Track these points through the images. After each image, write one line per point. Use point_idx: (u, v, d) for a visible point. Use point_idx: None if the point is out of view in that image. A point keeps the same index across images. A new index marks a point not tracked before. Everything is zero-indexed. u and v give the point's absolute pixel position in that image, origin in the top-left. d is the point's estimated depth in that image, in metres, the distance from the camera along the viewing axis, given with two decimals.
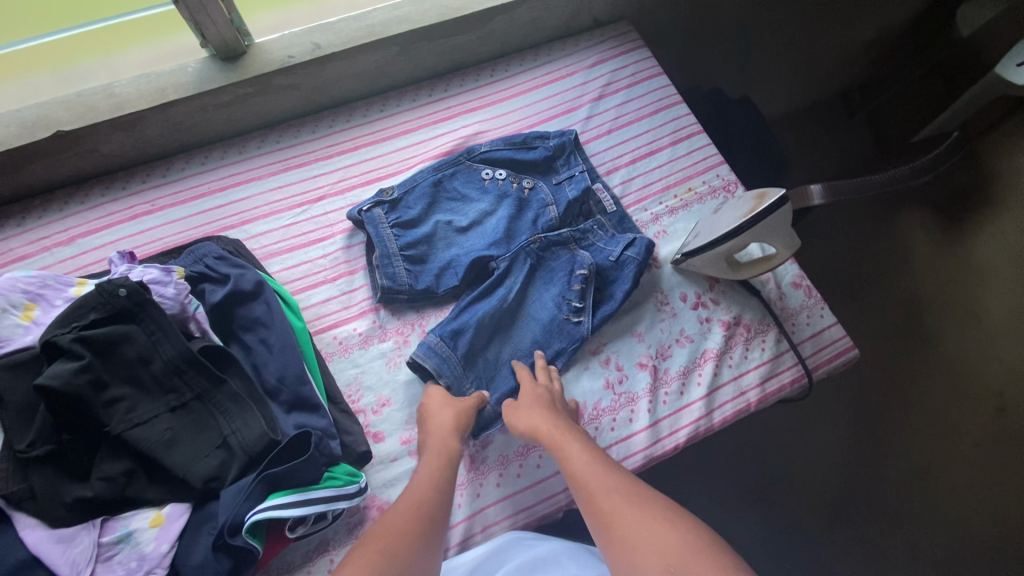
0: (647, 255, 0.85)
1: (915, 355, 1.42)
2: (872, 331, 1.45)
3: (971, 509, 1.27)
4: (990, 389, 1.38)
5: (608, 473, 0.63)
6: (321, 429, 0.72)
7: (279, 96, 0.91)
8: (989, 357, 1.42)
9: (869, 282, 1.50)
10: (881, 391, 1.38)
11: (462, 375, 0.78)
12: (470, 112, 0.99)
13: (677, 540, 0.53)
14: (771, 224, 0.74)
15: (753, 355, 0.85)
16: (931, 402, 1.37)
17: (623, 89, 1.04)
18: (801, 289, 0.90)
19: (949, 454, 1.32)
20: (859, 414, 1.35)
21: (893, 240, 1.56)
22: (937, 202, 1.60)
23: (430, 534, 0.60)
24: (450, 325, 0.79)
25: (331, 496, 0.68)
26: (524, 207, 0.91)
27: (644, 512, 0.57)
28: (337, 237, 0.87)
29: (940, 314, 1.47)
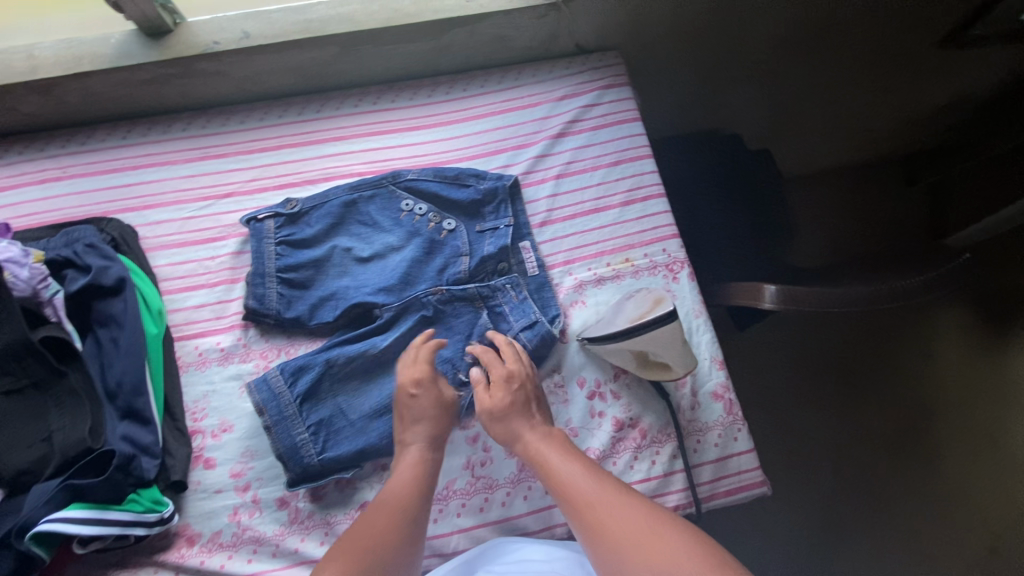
0: (542, 345, 0.77)
1: (900, 478, 1.24)
2: (855, 438, 1.27)
3: None
4: (987, 527, 1.21)
5: (596, 480, 0.63)
6: (144, 444, 0.69)
7: (208, 81, 0.86)
8: (996, 492, 1.23)
9: (875, 381, 1.31)
10: (847, 508, 1.22)
11: (294, 417, 0.71)
12: (409, 130, 0.91)
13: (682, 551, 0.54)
14: (658, 337, 0.64)
15: (640, 468, 0.75)
16: (905, 533, 1.20)
17: (587, 130, 0.92)
18: (721, 401, 0.78)
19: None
20: (811, 529, 1.20)
21: (920, 335, 1.33)
22: (989, 297, 1.34)
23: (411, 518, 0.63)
24: (293, 362, 0.73)
25: (128, 520, 0.66)
26: (435, 251, 0.84)
27: (648, 519, 0.58)
28: (230, 240, 0.82)
29: (949, 435, 1.27)
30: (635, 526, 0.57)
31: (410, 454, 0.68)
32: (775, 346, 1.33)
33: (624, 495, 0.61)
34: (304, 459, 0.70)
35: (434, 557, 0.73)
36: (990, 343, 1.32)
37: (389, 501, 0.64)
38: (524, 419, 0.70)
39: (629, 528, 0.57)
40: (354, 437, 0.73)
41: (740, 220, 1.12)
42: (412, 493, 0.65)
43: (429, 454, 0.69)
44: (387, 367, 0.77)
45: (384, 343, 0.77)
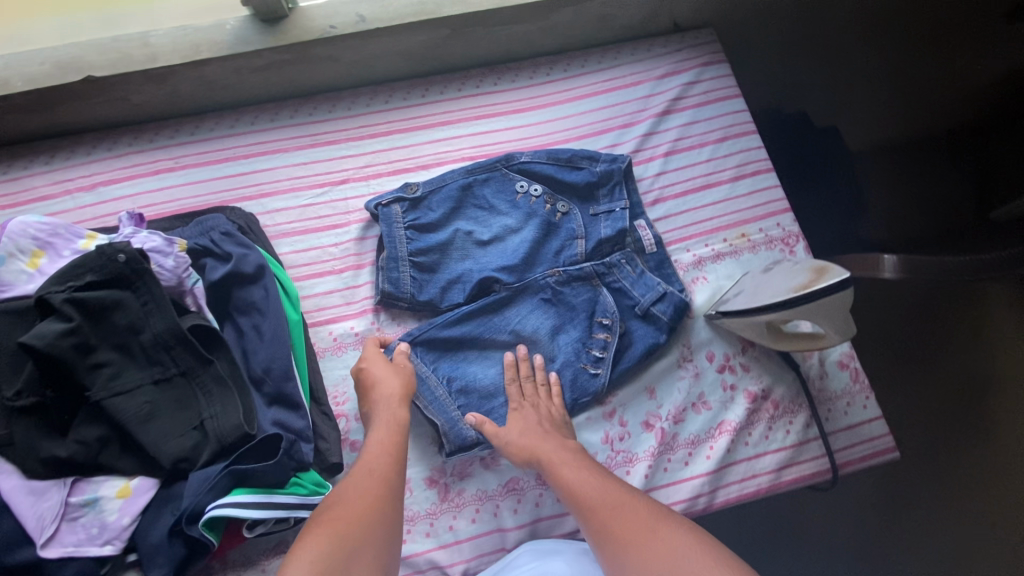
0: (675, 314, 0.79)
1: (988, 461, 1.13)
2: (923, 414, 1.16)
3: None
4: None
5: (607, 483, 0.64)
6: (297, 429, 0.70)
7: (319, 67, 0.86)
8: None
9: (971, 377, 1.17)
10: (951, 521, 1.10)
11: (446, 397, 0.74)
12: (515, 113, 0.91)
13: (693, 546, 0.55)
14: (823, 305, 0.63)
15: (775, 437, 0.76)
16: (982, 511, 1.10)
17: (692, 107, 0.92)
18: (847, 370, 0.79)
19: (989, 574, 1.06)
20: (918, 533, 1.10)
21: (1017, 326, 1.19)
22: None
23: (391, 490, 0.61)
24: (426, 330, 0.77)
25: (293, 503, 0.66)
26: (552, 233, 0.84)
27: (663, 518, 0.59)
28: (352, 226, 0.83)
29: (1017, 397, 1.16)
30: (646, 524, 0.58)
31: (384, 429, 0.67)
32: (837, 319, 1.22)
33: (639, 497, 0.63)
34: (463, 433, 0.72)
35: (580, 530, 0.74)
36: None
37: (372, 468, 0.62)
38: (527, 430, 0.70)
39: (642, 524, 0.58)
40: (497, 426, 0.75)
41: (816, 202, 1.17)
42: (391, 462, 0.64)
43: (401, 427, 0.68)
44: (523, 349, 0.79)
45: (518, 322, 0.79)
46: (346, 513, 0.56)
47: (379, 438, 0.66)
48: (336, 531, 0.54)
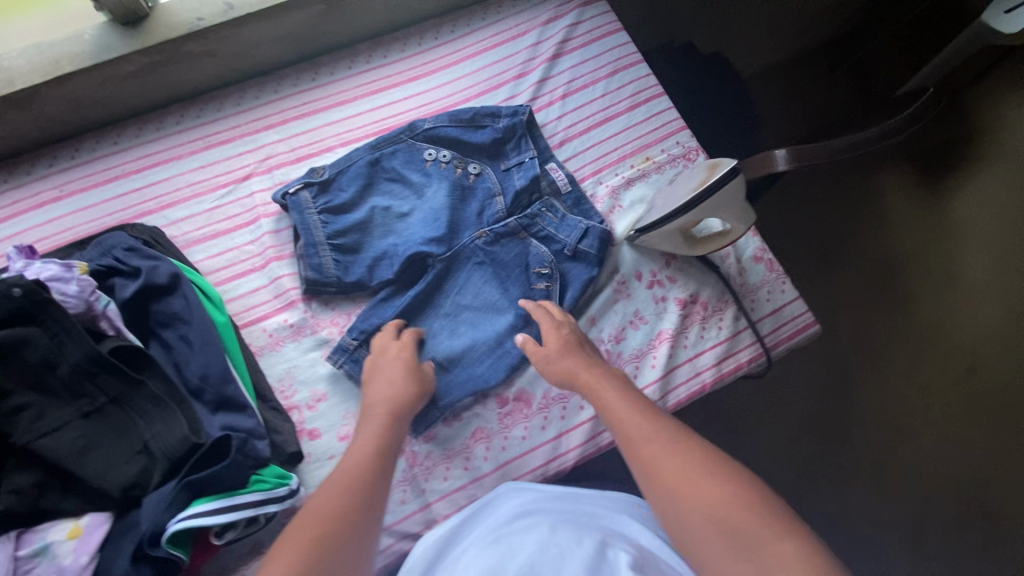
0: (600, 247, 0.82)
1: (891, 314, 1.60)
2: (852, 303, 1.61)
3: (940, 458, 1.48)
4: (962, 349, 1.58)
5: (653, 421, 0.62)
6: (248, 429, 0.69)
7: (195, 65, 0.82)
8: (964, 318, 1.60)
9: (854, 251, 1.66)
10: (844, 366, 1.55)
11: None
12: (411, 81, 0.91)
13: (731, 499, 0.52)
14: (721, 198, 0.72)
15: (710, 335, 0.82)
16: (908, 368, 1.55)
17: (579, 48, 0.95)
18: (762, 262, 0.85)
19: (920, 415, 1.52)
20: (834, 387, 1.53)
21: (876, 202, 1.69)
22: (920, 162, 1.73)
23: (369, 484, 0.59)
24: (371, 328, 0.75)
25: (259, 500, 0.65)
26: (469, 196, 0.85)
27: (698, 464, 0.56)
28: (262, 221, 0.80)
29: (912, 279, 1.63)
30: (681, 473, 0.56)
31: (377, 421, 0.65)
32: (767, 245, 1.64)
33: (678, 439, 0.60)
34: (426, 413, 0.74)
35: (550, 462, 0.76)
36: (927, 199, 1.70)
37: (348, 471, 0.60)
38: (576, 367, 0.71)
39: (678, 471, 0.56)
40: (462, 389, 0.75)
41: (713, 127, 1.24)
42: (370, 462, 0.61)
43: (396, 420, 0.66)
44: (462, 318, 0.80)
45: (459, 296, 0.80)
46: (329, 518, 0.54)
47: (362, 439, 0.63)
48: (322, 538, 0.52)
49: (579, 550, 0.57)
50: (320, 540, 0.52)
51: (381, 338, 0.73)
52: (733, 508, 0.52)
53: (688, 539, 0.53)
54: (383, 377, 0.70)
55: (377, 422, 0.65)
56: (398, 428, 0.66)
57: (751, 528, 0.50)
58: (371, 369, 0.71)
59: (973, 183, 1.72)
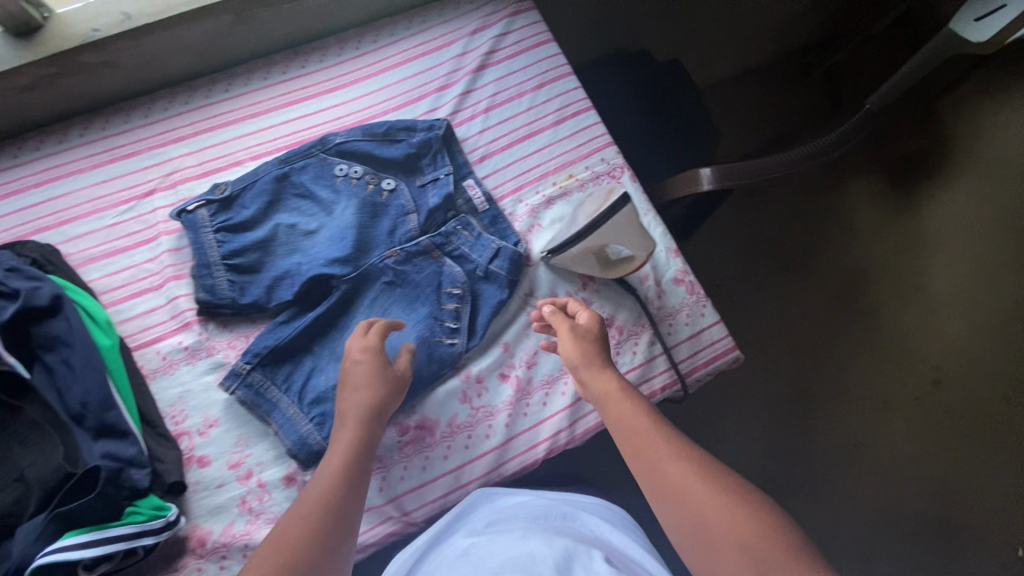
0: (512, 268, 0.79)
1: (854, 327, 1.58)
2: (815, 316, 1.59)
3: (901, 476, 1.45)
4: (928, 363, 1.54)
5: (665, 435, 0.61)
6: (130, 457, 0.66)
7: (97, 76, 0.80)
8: (931, 332, 1.57)
9: (819, 262, 1.63)
10: (804, 380, 1.53)
11: (297, 413, 0.71)
12: (328, 93, 0.88)
13: (743, 520, 0.53)
14: (615, 224, 0.75)
15: (624, 360, 0.79)
16: (871, 381, 1.53)
17: (506, 59, 0.92)
18: (683, 285, 0.83)
19: (884, 429, 1.49)
20: (795, 401, 1.51)
21: (842, 212, 1.67)
22: (890, 171, 1.70)
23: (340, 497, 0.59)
24: (265, 352, 0.72)
25: (133, 533, 0.63)
26: (380, 213, 0.81)
27: (705, 476, 0.57)
28: (162, 238, 0.78)
29: (878, 290, 1.61)
30: (693, 490, 0.56)
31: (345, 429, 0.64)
32: (730, 257, 1.62)
33: (682, 455, 0.60)
34: (314, 448, 0.69)
35: (450, 493, 0.74)
36: (897, 208, 1.67)
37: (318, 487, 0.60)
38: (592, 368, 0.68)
39: (684, 488, 0.57)
40: None
41: (658, 139, 1.22)
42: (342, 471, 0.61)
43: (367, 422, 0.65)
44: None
45: (357, 323, 0.76)
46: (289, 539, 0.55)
47: (337, 447, 0.63)
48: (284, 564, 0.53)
49: (545, 552, 0.59)
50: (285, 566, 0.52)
51: (353, 338, 0.70)
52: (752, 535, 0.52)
53: (699, 560, 0.54)
54: (357, 373, 0.68)
55: (352, 429, 0.64)
56: (373, 431, 0.66)
57: (759, 547, 0.51)
58: (343, 369, 0.68)
59: (946, 191, 1.68)
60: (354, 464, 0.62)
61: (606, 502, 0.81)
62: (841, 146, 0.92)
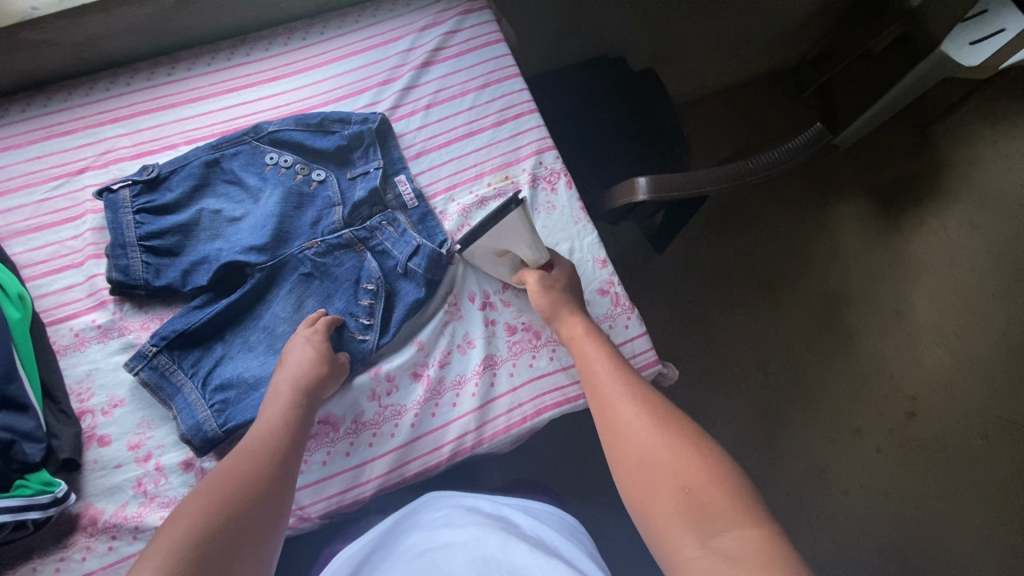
0: (430, 266, 0.77)
1: (828, 350, 1.54)
2: (788, 336, 1.55)
3: (866, 510, 1.40)
4: (904, 394, 1.50)
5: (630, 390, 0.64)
6: (25, 431, 0.66)
7: (37, 54, 0.81)
8: (910, 362, 1.52)
9: (798, 281, 1.59)
10: (773, 403, 1.49)
11: (198, 399, 0.71)
12: (270, 81, 0.88)
13: (696, 469, 0.53)
14: (505, 228, 0.73)
15: (539, 365, 0.78)
16: (841, 408, 1.49)
17: (452, 57, 0.92)
18: (608, 296, 0.81)
19: (853, 458, 1.45)
20: (761, 423, 1.47)
21: (826, 233, 1.63)
22: (878, 194, 1.65)
23: (273, 458, 0.59)
24: (173, 335, 0.72)
25: (19, 506, 0.62)
26: (306, 204, 0.81)
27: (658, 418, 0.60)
28: (88, 217, 0.79)
29: (857, 315, 1.56)
30: (640, 423, 0.59)
31: (284, 399, 0.66)
32: (704, 272, 1.59)
33: (641, 398, 0.63)
34: (210, 435, 0.69)
35: (348, 490, 0.72)
36: (883, 232, 1.62)
37: (253, 448, 0.60)
38: (568, 312, 0.74)
39: (635, 426, 0.60)
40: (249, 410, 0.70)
41: (623, 146, 1.19)
42: (277, 437, 0.62)
43: (305, 396, 0.66)
44: (276, 332, 0.75)
45: (270, 312, 0.76)
46: (229, 480, 0.55)
47: (268, 416, 0.64)
48: (217, 501, 0.52)
49: (495, 557, 0.59)
50: (218, 498, 0.53)
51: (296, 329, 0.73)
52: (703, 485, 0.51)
53: (632, 491, 0.56)
54: (299, 356, 0.69)
55: (281, 401, 0.65)
56: (308, 408, 0.66)
57: (702, 487, 0.51)
58: (287, 352, 0.70)
59: (937, 219, 1.63)
60: (286, 430, 0.63)
61: (563, 513, 0.80)
62: (794, 160, 0.85)
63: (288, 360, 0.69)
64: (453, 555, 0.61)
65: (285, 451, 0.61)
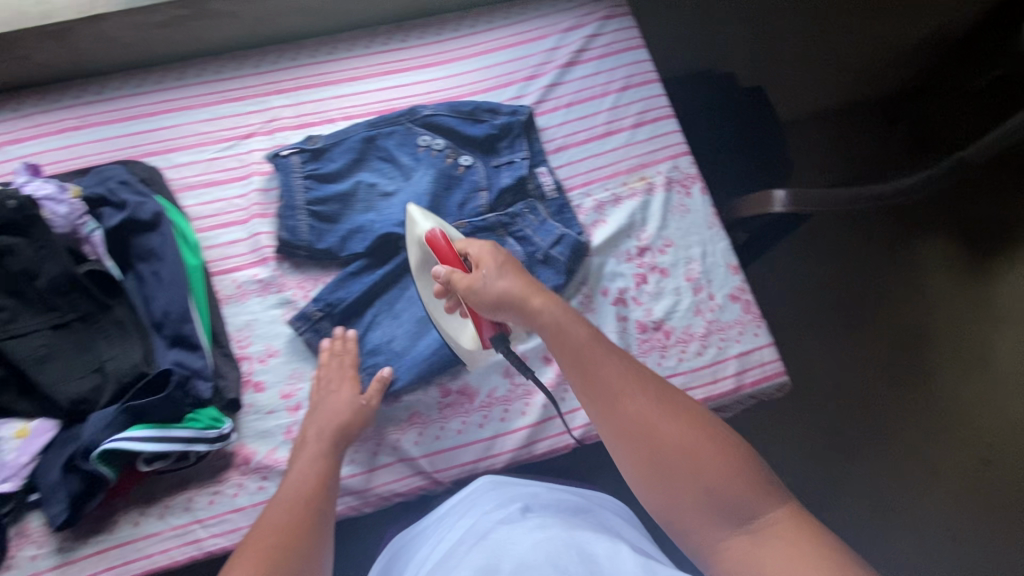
0: (572, 256, 0.81)
1: (908, 386, 1.51)
2: (867, 368, 1.52)
3: (937, 552, 1.37)
4: (982, 440, 1.46)
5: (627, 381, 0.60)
6: (195, 368, 0.72)
7: (219, 23, 0.86)
8: (991, 408, 1.48)
9: (880, 313, 1.57)
10: (849, 432, 1.46)
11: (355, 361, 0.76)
12: (422, 68, 0.93)
13: (717, 464, 0.55)
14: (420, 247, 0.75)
15: (667, 364, 0.79)
16: (916, 446, 1.45)
17: (594, 59, 0.95)
18: (739, 302, 0.83)
19: (927, 499, 1.41)
20: (835, 451, 1.44)
21: (912, 268, 1.60)
22: (969, 234, 1.62)
23: (311, 504, 0.62)
24: (338, 297, 0.78)
25: (189, 437, 0.68)
26: (453, 186, 0.85)
27: (666, 415, 0.58)
28: (255, 178, 0.84)
29: (939, 355, 1.53)
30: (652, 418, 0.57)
31: (312, 446, 0.68)
32: (785, 294, 1.58)
33: (639, 384, 0.59)
34: None
35: (480, 460, 0.76)
36: (972, 273, 1.59)
37: (290, 495, 0.62)
38: (531, 300, 0.64)
39: (646, 427, 0.57)
40: (403, 374, 0.76)
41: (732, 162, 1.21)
42: (315, 484, 0.64)
43: (334, 441, 0.68)
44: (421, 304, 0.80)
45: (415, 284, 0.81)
46: (271, 532, 0.58)
47: (299, 464, 0.66)
48: (263, 555, 0.55)
49: (570, 541, 0.57)
50: (267, 550, 0.56)
51: (323, 370, 0.74)
52: (727, 484, 0.54)
53: (651, 490, 0.56)
54: (327, 402, 0.71)
55: (311, 448, 0.68)
56: (338, 451, 0.68)
57: (722, 489, 0.54)
58: (317, 397, 0.72)
59: None
60: (322, 476, 0.65)
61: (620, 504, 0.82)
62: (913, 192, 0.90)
63: (315, 402, 0.72)
64: (521, 538, 0.58)
65: (323, 499, 0.63)
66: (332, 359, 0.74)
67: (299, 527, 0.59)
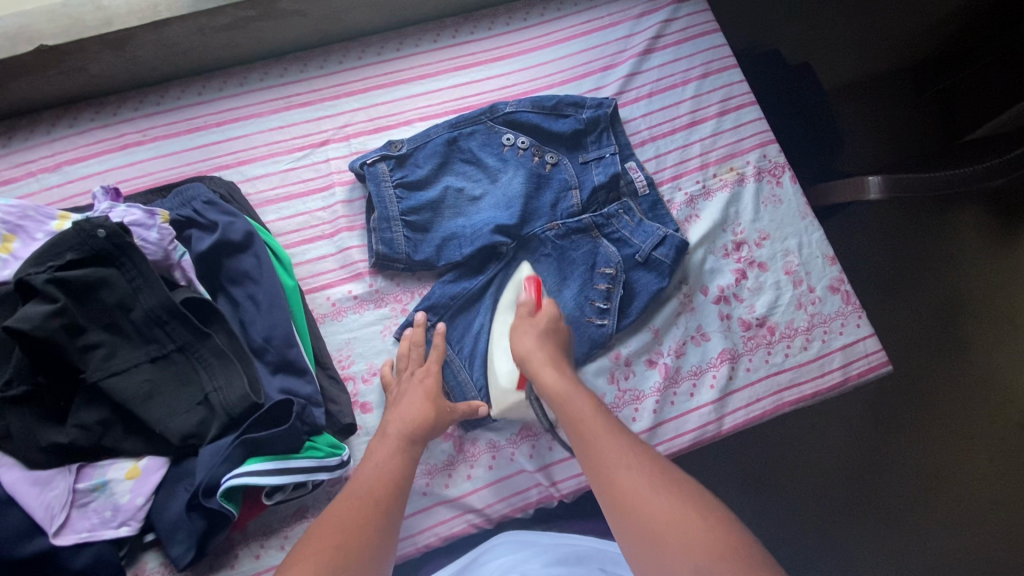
0: (676, 256, 0.78)
1: None
2: None
3: None
4: None
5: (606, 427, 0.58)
6: (306, 395, 0.69)
7: (285, 23, 0.80)
8: None
9: None
10: None
11: (468, 378, 0.73)
12: (495, 61, 0.89)
13: (679, 514, 0.50)
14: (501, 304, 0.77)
15: (775, 361, 0.79)
16: (959, 447, 1.15)
17: (672, 46, 0.91)
18: (839, 293, 0.82)
19: None
20: None
21: None
22: None
23: (385, 504, 0.57)
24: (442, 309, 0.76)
25: (310, 467, 0.66)
26: (544, 185, 0.81)
27: (632, 460, 0.55)
28: (337, 189, 0.81)
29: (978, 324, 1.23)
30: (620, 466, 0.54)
31: (388, 444, 0.62)
32: None
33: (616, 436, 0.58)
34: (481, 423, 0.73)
35: None
36: None
37: (362, 492, 0.57)
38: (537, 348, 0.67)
39: (613, 470, 0.54)
40: None
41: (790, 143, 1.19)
42: (391, 484, 0.59)
43: (411, 440, 0.63)
44: None
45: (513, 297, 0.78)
46: (339, 531, 0.53)
47: (372, 459, 0.61)
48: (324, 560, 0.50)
49: None
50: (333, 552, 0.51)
51: (409, 359, 0.72)
52: (687, 531, 0.48)
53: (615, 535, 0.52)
54: (410, 392, 0.68)
55: (388, 446, 0.62)
56: (415, 452, 0.63)
57: (679, 532, 0.48)
58: (399, 391, 0.69)
59: None
60: (400, 476, 0.60)
61: None
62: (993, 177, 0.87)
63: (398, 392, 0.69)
64: None
65: (395, 499, 0.58)
66: (412, 349, 0.72)
67: (366, 531, 0.54)
